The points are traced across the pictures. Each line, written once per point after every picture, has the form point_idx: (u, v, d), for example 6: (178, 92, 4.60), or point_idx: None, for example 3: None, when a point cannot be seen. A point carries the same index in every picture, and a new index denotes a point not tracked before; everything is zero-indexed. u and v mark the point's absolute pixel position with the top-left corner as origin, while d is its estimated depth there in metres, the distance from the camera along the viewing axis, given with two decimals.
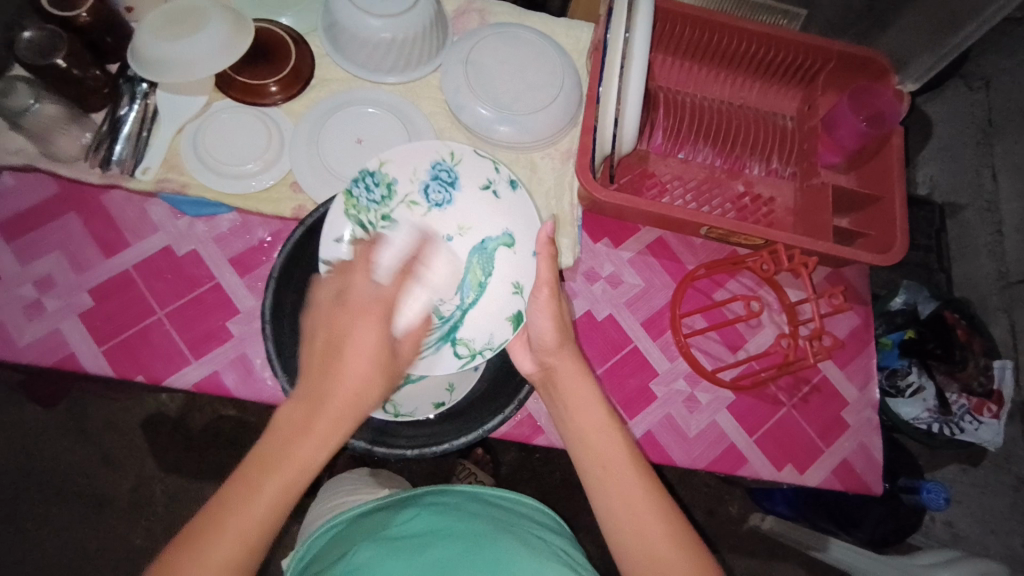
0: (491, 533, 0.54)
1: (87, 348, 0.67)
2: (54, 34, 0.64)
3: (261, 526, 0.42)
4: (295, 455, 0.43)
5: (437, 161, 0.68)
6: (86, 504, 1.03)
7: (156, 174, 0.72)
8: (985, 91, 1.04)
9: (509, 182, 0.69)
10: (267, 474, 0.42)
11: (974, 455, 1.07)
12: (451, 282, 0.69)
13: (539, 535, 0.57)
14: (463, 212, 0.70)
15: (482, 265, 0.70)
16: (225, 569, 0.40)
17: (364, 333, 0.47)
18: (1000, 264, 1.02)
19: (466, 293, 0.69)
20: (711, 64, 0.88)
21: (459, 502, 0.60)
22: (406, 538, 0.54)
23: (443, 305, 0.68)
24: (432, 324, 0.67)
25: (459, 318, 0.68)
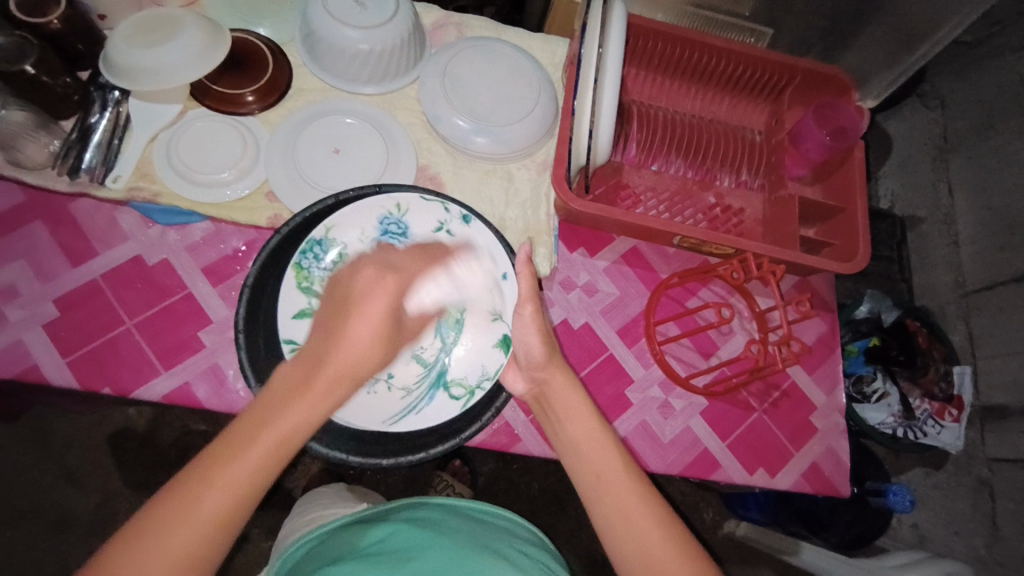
0: (470, 546, 0.54)
1: (52, 360, 0.65)
2: (23, 40, 0.63)
3: (243, 491, 0.41)
4: (297, 407, 0.45)
5: (384, 215, 0.67)
6: (46, 524, 0.99)
7: (128, 182, 0.70)
8: (941, 110, 1.09)
9: (461, 217, 0.68)
10: (266, 420, 0.43)
11: (937, 459, 1.11)
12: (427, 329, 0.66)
13: (519, 548, 0.57)
14: None
15: (453, 305, 0.66)
16: (209, 519, 0.40)
17: (374, 306, 0.51)
18: (957, 274, 1.07)
19: (445, 333, 0.67)
20: (682, 79, 0.91)
21: (439, 514, 0.60)
22: (388, 550, 0.53)
23: (425, 352, 0.66)
24: (417, 374, 0.65)
25: (445, 361, 0.66)
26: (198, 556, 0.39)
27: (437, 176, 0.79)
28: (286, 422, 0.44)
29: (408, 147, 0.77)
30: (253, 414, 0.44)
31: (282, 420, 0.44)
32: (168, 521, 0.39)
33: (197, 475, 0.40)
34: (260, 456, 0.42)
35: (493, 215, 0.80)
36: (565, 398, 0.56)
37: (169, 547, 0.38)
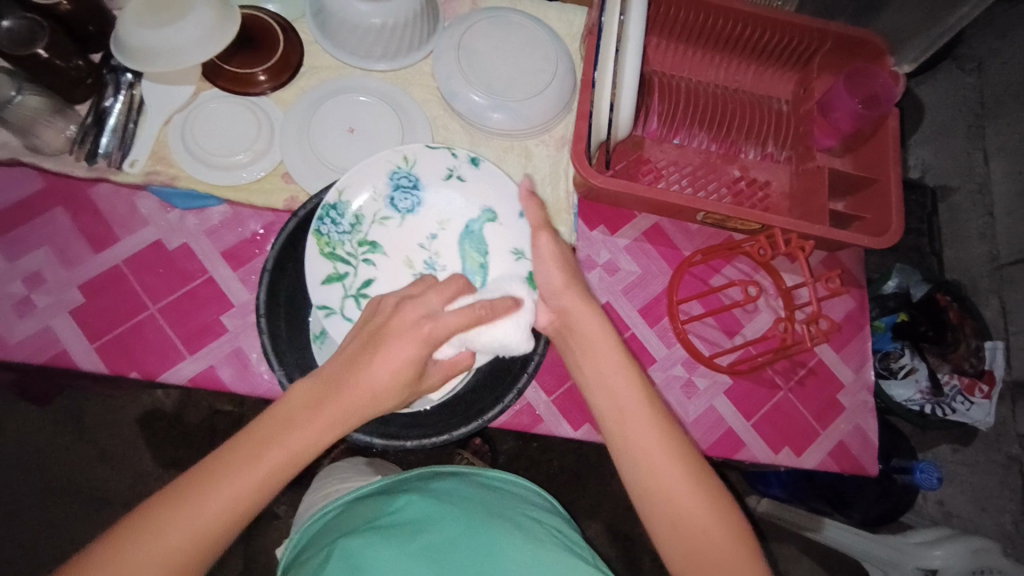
0: (482, 516, 0.54)
1: (79, 345, 0.66)
2: (34, 22, 0.62)
3: (236, 507, 0.41)
4: (295, 438, 0.43)
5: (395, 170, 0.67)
6: (83, 500, 1.03)
7: (145, 166, 0.70)
8: (978, 74, 1.03)
9: (470, 161, 0.68)
10: (290, 429, 0.43)
11: (964, 435, 1.08)
12: (455, 279, 0.68)
13: (535, 515, 0.58)
14: (439, 207, 0.69)
15: (475, 248, 0.68)
16: (206, 522, 0.40)
17: (402, 350, 0.48)
18: (991, 246, 1.03)
19: (471, 280, 0.67)
20: (706, 47, 0.87)
21: (455, 484, 0.60)
22: (401, 520, 0.54)
23: None
24: None
25: None
26: (197, 550, 0.40)
27: None
28: (286, 444, 0.43)
29: (423, 124, 0.76)
30: (250, 436, 0.43)
31: (286, 448, 0.42)
32: (159, 525, 0.39)
33: (187, 488, 0.40)
34: (260, 478, 0.42)
35: None
36: (593, 352, 0.54)
37: (159, 551, 0.39)
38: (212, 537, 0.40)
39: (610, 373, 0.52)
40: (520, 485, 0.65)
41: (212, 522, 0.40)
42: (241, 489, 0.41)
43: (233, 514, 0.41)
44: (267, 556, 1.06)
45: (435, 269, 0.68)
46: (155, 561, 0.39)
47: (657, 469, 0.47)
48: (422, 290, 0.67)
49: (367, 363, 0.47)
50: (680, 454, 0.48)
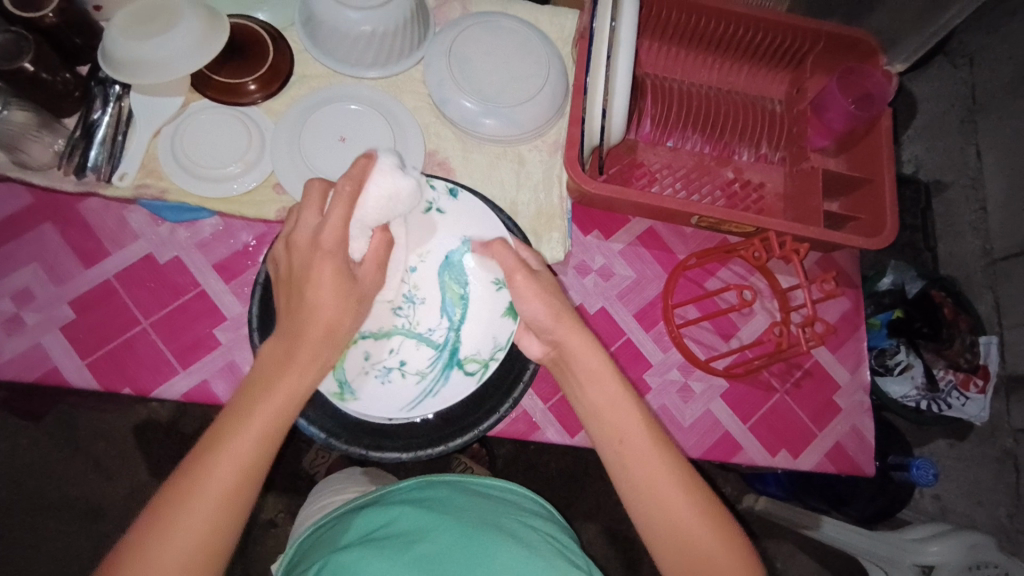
0: (476, 524, 0.54)
1: (71, 362, 0.66)
2: (19, 37, 0.62)
3: (246, 468, 0.43)
4: (271, 402, 0.45)
5: None
6: (80, 513, 1.02)
7: (134, 180, 0.69)
8: (970, 69, 1.04)
9: (448, 192, 0.67)
10: (273, 384, 0.45)
11: (961, 429, 1.08)
12: (434, 308, 0.66)
13: (530, 523, 0.58)
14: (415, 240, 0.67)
15: (454, 279, 0.67)
16: (218, 496, 0.42)
17: (326, 274, 0.48)
18: (984, 241, 1.03)
19: (451, 311, 0.66)
20: (698, 49, 0.87)
21: (448, 493, 0.60)
22: (395, 532, 0.54)
23: (433, 334, 0.66)
24: (429, 356, 0.65)
25: (455, 338, 0.65)
26: (227, 521, 0.42)
27: (446, 161, 0.77)
28: (262, 415, 0.44)
29: (415, 129, 0.75)
30: (235, 409, 0.45)
31: (275, 396, 0.45)
32: (180, 511, 0.41)
33: (174, 499, 0.41)
34: (253, 442, 0.43)
35: (504, 199, 0.78)
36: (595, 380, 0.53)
37: (185, 535, 0.40)
38: (232, 506, 0.42)
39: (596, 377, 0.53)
40: (516, 491, 0.65)
41: (207, 519, 0.41)
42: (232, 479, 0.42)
43: (225, 515, 0.42)
44: (265, 565, 1.05)
45: (414, 302, 0.66)
46: (185, 546, 0.40)
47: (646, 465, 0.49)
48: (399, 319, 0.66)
49: (314, 298, 0.48)
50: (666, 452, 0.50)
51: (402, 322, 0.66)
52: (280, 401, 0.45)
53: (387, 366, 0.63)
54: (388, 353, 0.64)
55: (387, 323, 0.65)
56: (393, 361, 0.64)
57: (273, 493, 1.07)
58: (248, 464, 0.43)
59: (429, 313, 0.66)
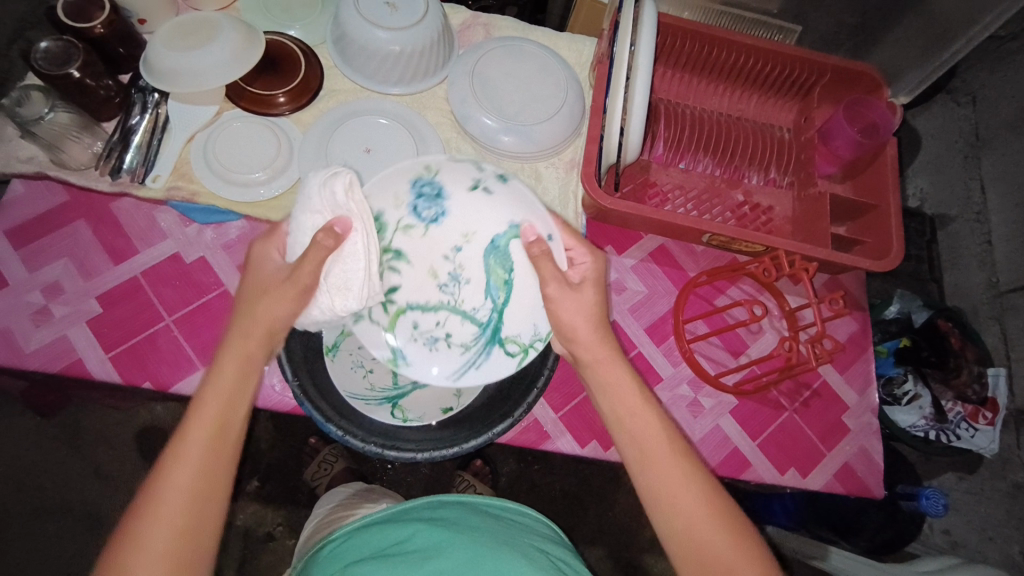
0: (490, 543, 0.55)
1: (95, 355, 0.67)
2: (68, 44, 0.65)
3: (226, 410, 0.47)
4: (226, 374, 0.49)
5: (416, 177, 0.61)
6: (78, 516, 1.02)
7: (166, 182, 0.72)
8: (972, 107, 1.07)
9: (498, 176, 0.61)
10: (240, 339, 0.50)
11: (970, 462, 1.08)
12: (478, 289, 0.63)
13: (541, 546, 0.59)
14: (463, 218, 0.62)
15: (500, 264, 0.62)
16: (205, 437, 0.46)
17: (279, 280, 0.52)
18: (990, 274, 1.05)
19: (496, 294, 0.63)
20: (709, 78, 0.90)
21: (461, 513, 0.61)
22: (410, 549, 0.55)
23: (477, 312, 0.63)
24: (472, 333, 0.63)
25: (497, 319, 0.63)
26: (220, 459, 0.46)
27: None
28: (213, 406, 0.47)
29: (438, 143, 0.78)
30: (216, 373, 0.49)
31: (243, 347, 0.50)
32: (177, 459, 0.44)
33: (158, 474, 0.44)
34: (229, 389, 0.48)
35: None
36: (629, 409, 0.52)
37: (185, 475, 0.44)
38: (220, 443, 0.46)
39: (613, 374, 0.54)
40: (526, 514, 0.66)
41: (189, 493, 0.44)
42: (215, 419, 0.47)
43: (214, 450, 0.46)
44: None
45: (459, 282, 0.63)
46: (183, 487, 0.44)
47: (650, 448, 0.50)
48: (446, 295, 0.63)
49: (259, 303, 0.51)
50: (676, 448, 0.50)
51: (447, 299, 0.63)
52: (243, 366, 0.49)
53: (434, 336, 0.63)
54: (434, 324, 0.63)
55: (432, 298, 0.63)
56: (440, 332, 0.63)
57: (275, 504, 1.07)
58: (215, 443, 0.46)
59: (473, 294, 0.63)
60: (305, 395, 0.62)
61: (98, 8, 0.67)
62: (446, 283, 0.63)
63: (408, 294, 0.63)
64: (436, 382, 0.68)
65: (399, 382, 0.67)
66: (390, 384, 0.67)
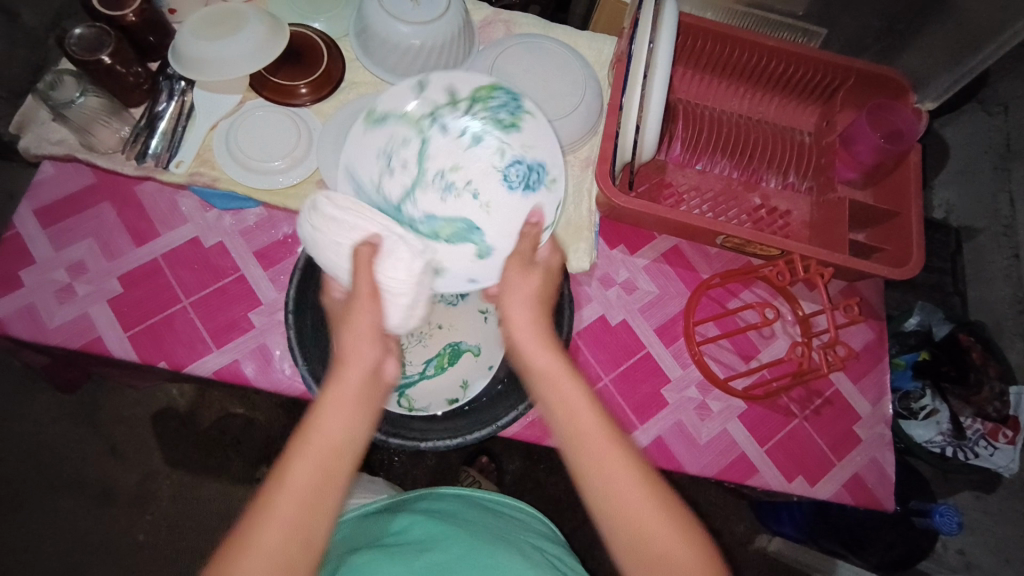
0: (488, 539, 0.55)
1: (115, 333, 0.69)
2: (102, 31, 0.66)
3: (349, 426, 0.48)
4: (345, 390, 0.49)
5: (543, 167, 0.68)
6: (93, 493, 1.05)
7: (189, 167, 0.74)
8: (1005, 117, 1.04)
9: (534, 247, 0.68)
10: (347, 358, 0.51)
11: (988, 482, 1.04)
12: (432, 205, 0.69)
13: (538, 544, 0.59)
14: (501, 203, 0.69)
15: (449, 232, 0.69)
16: (330, 450, 0.46)
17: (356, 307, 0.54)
18: (1016, 288, 1.01)
19: (426, 221, 0.69)
20: (730, 79, 0.90)
21: (460, 507, 0.62)
22: (409, 539, 0.56)
23: (411, 206, 0.69)
24: (393, 194, 0.68)
25: (399, 222, 0.68)
26: (337, 471, 0.46)
27: None
28: (337, 424, 0.47)
29: None
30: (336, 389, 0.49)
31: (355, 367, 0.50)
32: (297, 463, 0.45)
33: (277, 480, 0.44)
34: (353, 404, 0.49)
35: None
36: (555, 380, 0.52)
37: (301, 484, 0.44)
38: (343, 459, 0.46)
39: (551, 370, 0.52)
40: (523, 510, 0.66)
41: (303, 502, 0.43)
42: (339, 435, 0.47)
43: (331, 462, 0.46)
44: None
45: (442, 187, 0.69)
46: (300, 495, 0.44)
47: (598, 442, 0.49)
48: (436, 172, 0.69)
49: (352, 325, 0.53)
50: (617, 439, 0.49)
51: (428, 177, 0.69)
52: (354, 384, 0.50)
53: (391, 158, 0.68)
54: (402, 162, 0.69)
55: (430, 167, 0.69)
56: (394, 164, 0.69)
57: None
58: (336, 458, 0.46)
59: (429, 201, 0.69)
60: (314, 378, 0.61)
61: None
62: (440, 178, 0.69)
63: (436, 143, 0.69)
64: (446, 373, 0.69)
65: (408, 372, 0.69)
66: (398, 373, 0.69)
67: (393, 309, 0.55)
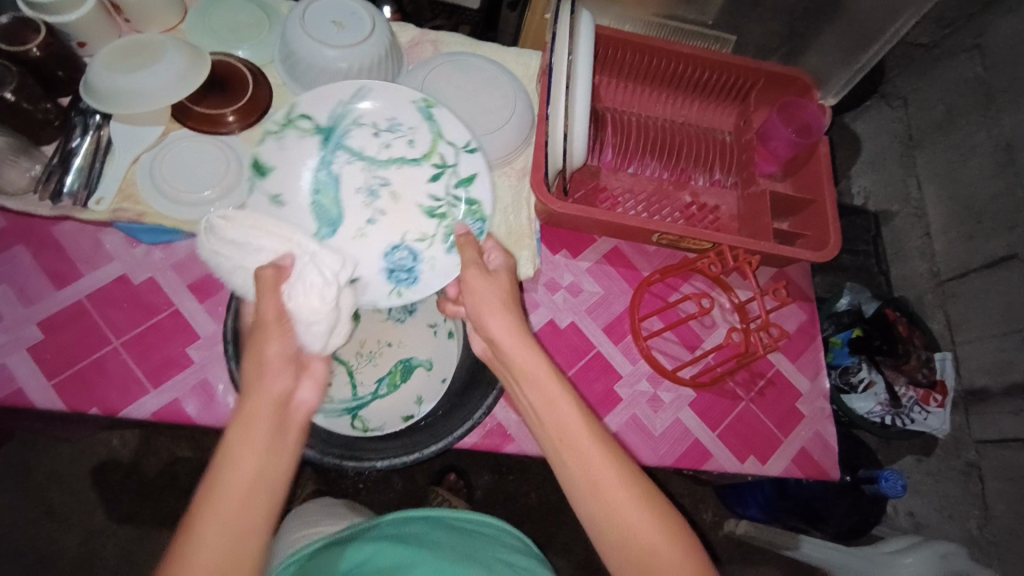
0: (457, 562, 0.55)
1: (37, 383, 0.65)
2: (1, 68, 0.64)
3: (266, 455, 0.43)
4: (255, 417, 0.45)
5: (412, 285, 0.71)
6: (27, 564, 0.96)
7: (111, 205, 0.71)
8: (905, 109, 1.14)
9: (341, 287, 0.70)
10: (262, 382, 0.47)
11: (927, 445, 1.12)
12: (346, 178, 0.74)
13: (508, 560, 0.59)
14: (368, 245, 0.72)
15: (320, 195, 0.72)
16: (250, 482, 0.41)
17: (279, 331, 0.50)
18: (931, 264, 1.09)
19: (323, 177, 0.73)
20: (653, 87, 0.95)
21: (429, 530, 0.61)
22: (376, 569, 0.55)
23: (341, 165, 0.74)
24: (353, 149, 0.74)
25: (322, 151, 0.73)
26: (259, 503, 0.41)
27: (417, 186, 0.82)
28: (250, 457, 0.42)
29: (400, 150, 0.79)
30: (246, 416, 0.45)
31: (259, 393, 0.46)
32: (207, 506, 0.39)
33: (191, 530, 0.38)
34: (265, 430, 0.44)
35: None
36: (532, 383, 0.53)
37: (222, 524, 0.39)
38: (267, 490, 0.41)
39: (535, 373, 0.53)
40: (492, 523, 0.66)
41: (225, 541, 0.38)
42: (260, 463, 0.42)
43: (256, 493, 0.41)
44: None
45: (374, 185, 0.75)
46: (222, 533, 0.38)
47: (572, 434, 0.50)
48: (387, 181, 0.75)
49: (267, 347, 0.49)
50: (592, 428, 0.50)
51: (383, 176, 0.75)
52: (267, 406, 0.46)
53: (392, 132, 0.75)
54: (388, 146, 0.75)
55: (388, 175, 0.75)
56: (388, 137, 0.75)
57: None
58: (257, 489, 0.41)
59: (351, 175, 0.74)
60: None
61: (34, 32, 0.67)
62: (377, 186, 0.75)
63: (417, 175, 0.75)
64: (398, 391, 0.69)
65: (359, 394, 0.68)
66: (350, 396, 0.68)
67: (309, 334, 0.53)
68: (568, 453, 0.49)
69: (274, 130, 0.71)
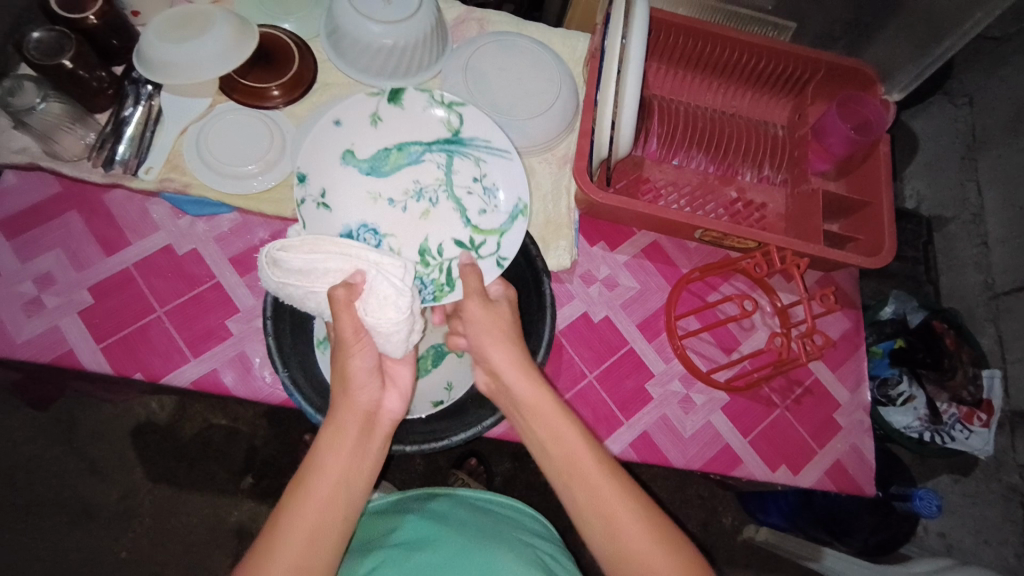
0: (476, 537, 0.55)
1: (86, 345, 0.67)
2: (61, 34, 0.65)
3: (352, 462, 0.50)
4: (340, 428, 0.51)
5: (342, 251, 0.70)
6: (70, 515, 1.02)
7: (159, 173, 0.72)
8: (969, 108, 1.07)
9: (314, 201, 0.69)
10: (350, 395, 0.53)
11: (965, 465, 1.07)
12: (416, 167, 0.74)
13: (530, 541, 0.59)
14: (370, 212, 0.72)
15: (394, 151, 0.73)
16: (337, 483, 0.48)
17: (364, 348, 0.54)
18: (985, 275, 1.04)
19: (413, 149, 0.74)
20: (704, 74, 0.91)
21: (453, 506, 0.62)
22: (401, 540, 0.56)
23: (427, 160, 0.74)
24: (444, 164, 0.74)
25: (433, 143, 0.73)
26: (344, 503, 0.48)
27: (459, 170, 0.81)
28: (338, 463, 0.49)
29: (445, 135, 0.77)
30: (335, 423, 0.51)
31: (348, 407, 0.52)
32: (299, 499, 0.47)
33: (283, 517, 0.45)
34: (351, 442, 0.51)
35: None
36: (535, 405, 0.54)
37: (311, 518, 0.46)
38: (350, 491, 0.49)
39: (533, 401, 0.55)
40: (517, 508, 0.66)
41: (311, 528, 0.45)
42: (346, 468, 0.49)
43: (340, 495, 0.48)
44: None
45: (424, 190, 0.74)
46: (311, 524, 0.46)
47: (582, 467, 0.50)
48: (432, 201, 0.73)
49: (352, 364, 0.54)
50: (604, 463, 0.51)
51: (432, 199, 0.73)
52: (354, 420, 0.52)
53: (475, 187, 0.73)
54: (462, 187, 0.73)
55: (438, 206, 0.73)
56: (474, 185, 0.73)
57: (268, 501, 1.07)
58: (342, 489, 0.48)
59: (426, 173, 0.74)
60: (295, 384, 0.61)
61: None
62: (421, 196, 0.74)
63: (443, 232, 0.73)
64: (428, 375, 0.69)
65: None
66: None
67: (389, 337, 0.54)
68: (573, 482, 0.50)
69: (438, 98, 0.72)
